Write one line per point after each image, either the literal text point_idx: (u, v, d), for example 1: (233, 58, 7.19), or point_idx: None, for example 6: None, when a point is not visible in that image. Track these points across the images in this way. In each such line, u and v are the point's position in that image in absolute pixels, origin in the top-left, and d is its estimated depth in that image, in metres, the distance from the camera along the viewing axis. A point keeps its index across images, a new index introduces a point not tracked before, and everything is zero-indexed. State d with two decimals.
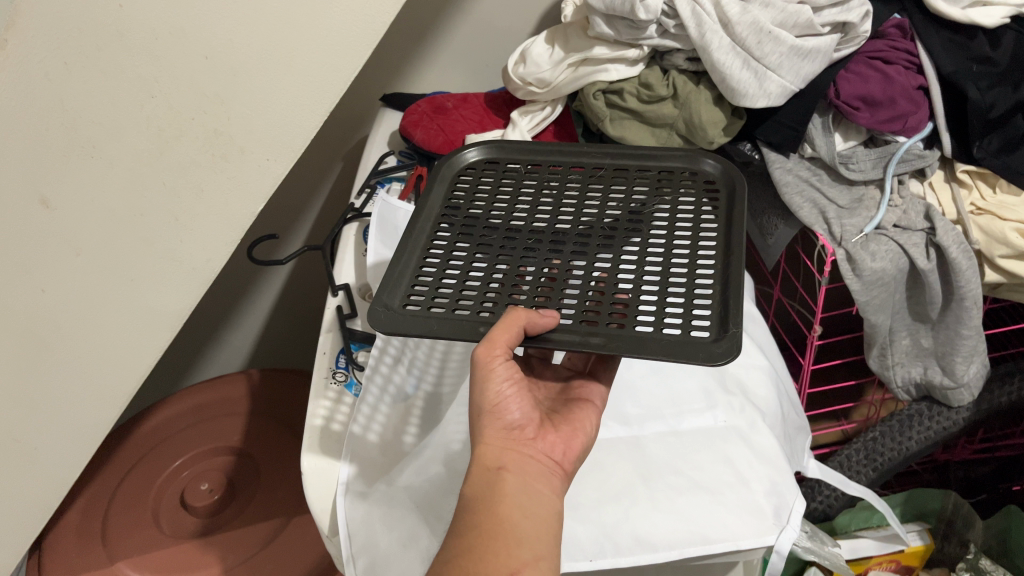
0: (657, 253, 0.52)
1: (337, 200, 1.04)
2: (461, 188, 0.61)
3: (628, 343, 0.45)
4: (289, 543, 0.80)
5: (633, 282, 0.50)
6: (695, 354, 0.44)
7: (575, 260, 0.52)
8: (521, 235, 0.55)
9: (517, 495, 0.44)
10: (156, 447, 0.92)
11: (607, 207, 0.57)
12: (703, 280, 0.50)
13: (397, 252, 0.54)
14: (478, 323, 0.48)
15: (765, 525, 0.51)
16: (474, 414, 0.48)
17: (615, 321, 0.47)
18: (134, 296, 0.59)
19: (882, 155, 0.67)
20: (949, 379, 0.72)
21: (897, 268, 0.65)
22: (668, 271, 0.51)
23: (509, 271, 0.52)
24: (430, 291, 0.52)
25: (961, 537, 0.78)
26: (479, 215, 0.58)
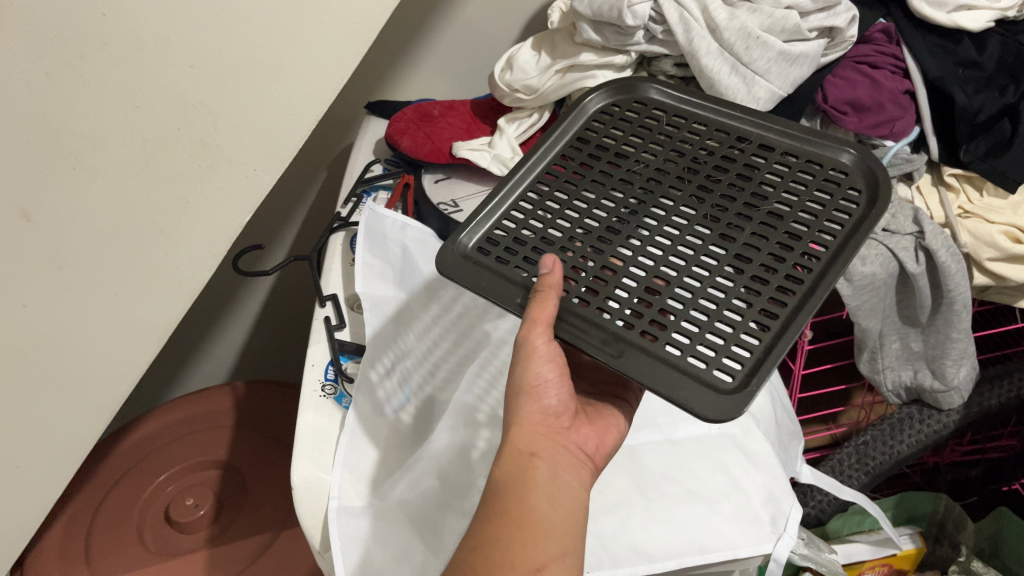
0: (741, 257, 0.48)
1: (321, 209, 1.03)
2: (584, 136, 0.60)
3: (641, 365, 0.44)
4: (279, 557, 0.79)
5: (701, 283, 0.47)
6: (695, 401, 0.42)
7: (660, 236, 0.50)
8: (617, 199, 0.53)
9: (547, 483, 0.42)
10: (142, 460, 0.91)
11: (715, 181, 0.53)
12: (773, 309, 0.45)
13: (484, 201, 0.55)
14: (519, 293, 0.49)
15: (763, 533, 0.51)
16: (512, 392, 0.47)
17: (653, 331, 0.46)
18: (117, 309, 0.57)
19: (869, 159, 0.67)
20: (938, 382, 0.72)
21: (886, 272, 0.65)
22: (736, 292, 0.46)
23: (586, 236, 0.51)
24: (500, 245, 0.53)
25: (952, 541, 0.80)
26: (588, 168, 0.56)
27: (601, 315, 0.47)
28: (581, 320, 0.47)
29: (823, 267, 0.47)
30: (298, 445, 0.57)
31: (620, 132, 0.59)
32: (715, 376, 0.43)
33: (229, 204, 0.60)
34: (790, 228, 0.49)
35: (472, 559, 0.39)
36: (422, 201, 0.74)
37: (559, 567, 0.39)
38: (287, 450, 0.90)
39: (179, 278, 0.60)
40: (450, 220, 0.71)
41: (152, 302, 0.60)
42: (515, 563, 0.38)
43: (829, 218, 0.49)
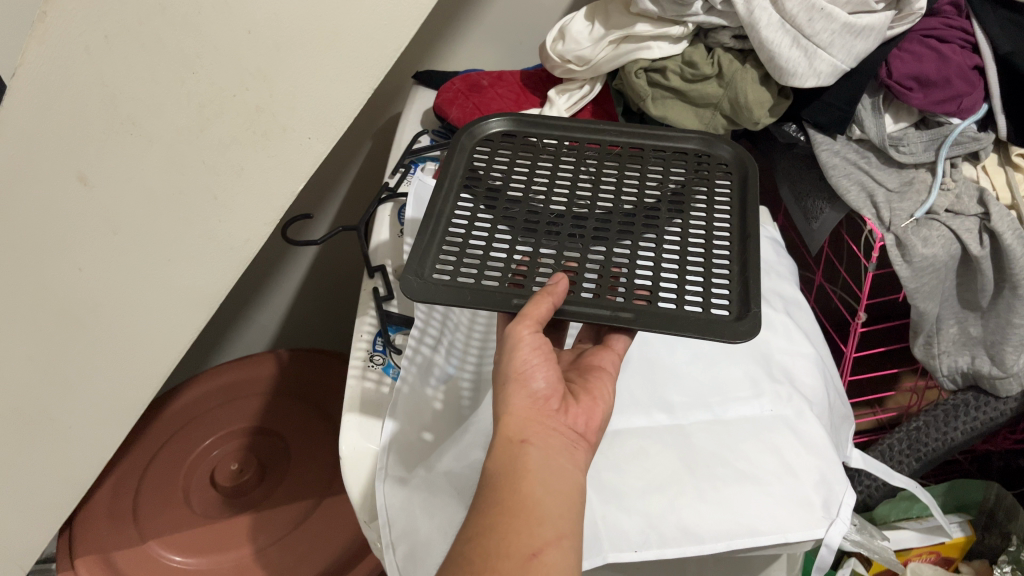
0: (674, 234, 0.54)
1: (365, 181, 1.03)
2: (477, 160, 0.61)
3: (654, 319, 0.48)
4: (321, 524, 0.80)
5: (653, 261, 0.52)
6: (719, 331, 0.47)
7: (598, 234, 0.54)
8: (543, 201, 0.56)
9: (540, 469, 0.43)
10: (189, 424, 0.93)
11: (624, 181, 0.58)
12: (720, 261, 0.53)
13: (423, 226, 0.54)
14: (510, 296, 0.49)
15: (815, 517, 0.50)
16: (500, 382, 0.47)
17: (640, 297, 0.50)
18: (169, 275, 0.58)
19: (934, 137, 0.66)
20: (997, 368, 0.69)
21: (948, 254, 0.64)
22: (685, 251, 0.53)
23: (538, 234, 0.54)
24: (456, 263, 0.52)
25: (1001, 529, 0.77)
26: (503, 180, 0.58)
27: (585, 297, 0.50)
28: (574, 303, 0.49)
29: (739, 223, 0.55)
30: (347, 414, 0.57)
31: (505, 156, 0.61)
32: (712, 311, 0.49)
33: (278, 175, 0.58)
34: (690, 206, 0.56)
35: (469, 543, 0.40)
36: None
37: (556, 552, 0.40)
38: (329, 421, 0.91)
39: None
40: None
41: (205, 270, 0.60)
42: (506, 552, 0.39)
43: (714, 191, 0.58)
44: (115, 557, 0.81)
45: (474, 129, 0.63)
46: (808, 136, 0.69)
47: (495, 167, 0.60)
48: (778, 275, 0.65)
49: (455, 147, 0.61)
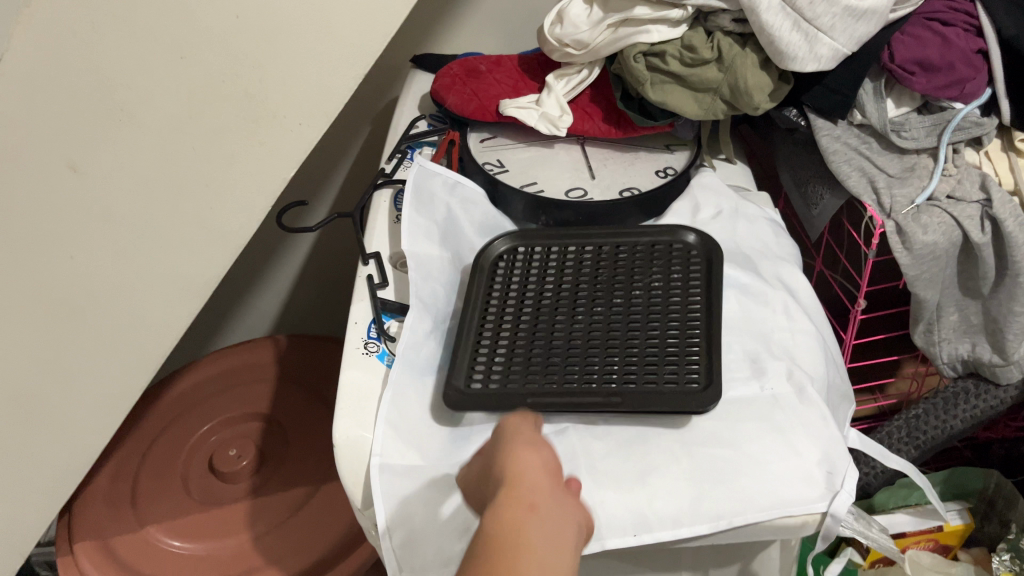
0: (654, 318, 0.58)
1: (364, 166, 1.02)
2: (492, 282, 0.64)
3: (638, 400, 0.52)
4: (320, 511, 0.81)
5: (635, 344, 0.56)
6: (690, 402, 0.51)
7: (589, 334, 0.58)
8: (539, 313, 0.60)
9: (540, 539, 0.37)
10: (188, 409, 0.93)
11: (610, 279, 0.62)
12: (693, 338, 0.56)
13: (453, 349, 0.57)
14: (523, 396, 0.53)
15: (817, 491, 0.49)
16: (488, 499, 0.40)
17: (625, 376, 0.54)
18: (161, 261, 0.58)
19: (936, 122, 0.65)
20: (997, 356, 0.68)
21: (949, 241, 0.63)
22: (663, 333, 0.57)
23: (541, 348, 0.57)
24: (485, 373, 0.56)
25: (1001, 517, 0.76)
26: (506, 303, 0.62)
27: (584, 386, 0.54)
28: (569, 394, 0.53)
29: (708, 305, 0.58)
30: (339, 401, 0.56)
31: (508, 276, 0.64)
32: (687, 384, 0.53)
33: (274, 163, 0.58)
34: (670, 293, 0.60)
35: None
36: (468, 159, 0.72)
37: None
38: (328, 408, 0.92)
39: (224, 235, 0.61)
40: (495, 179, 0.70)
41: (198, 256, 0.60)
42: None
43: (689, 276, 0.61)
44: (113, 542, 0.80)
45: (485, 252, 0.65)
46: (808, 121, 0.68)
47: (501, 291, 0.63)
48: (778, 258, 0.64)
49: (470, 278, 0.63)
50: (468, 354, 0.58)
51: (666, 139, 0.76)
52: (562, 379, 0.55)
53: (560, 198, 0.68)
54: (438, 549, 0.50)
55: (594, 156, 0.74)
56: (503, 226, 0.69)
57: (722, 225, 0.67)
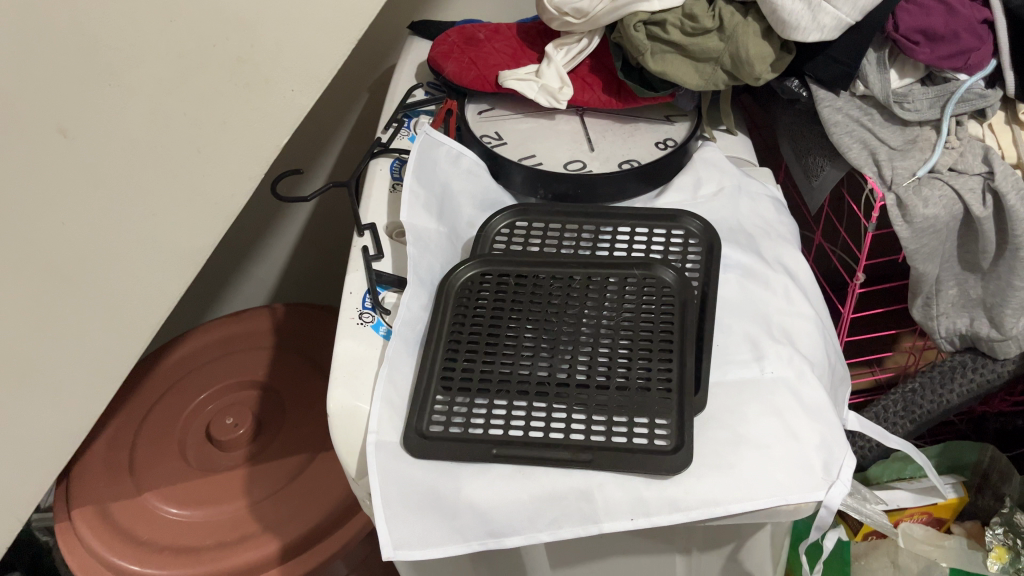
0: (625, 355, 0.55)
1: (361, 134, 1.02)
2: (463, 296, 0.60)
3: (606, 460, 0.50)
4: (315, 480, 0.81)
5: (605, 386, 0.54)
6: (658, 468, 0.50)
7: (560, 371, 0.55)
8: (509, 340, 0.57)
9: None
10: (185, 378, 0.93)
11: (583, 303, 0.59)
12: (663, 380, 0.54)
13: (417, 385, 0.55)
14: (489, 446, 0.51)
15: (815, 480, 0.50)
16: None
17: (593, 431, 0.52)
18: (155, 228, 0.57)
19: (939, 94, 0.64)
20: (995, 331, 0.68)
21: (951, 215, 0.63)
22: (634, 374, 0.54)
23: (508, 385, 0.55)
24: (450, 414, 0.53)
25: (996, 492, 0.76)
26: (476, 323, 0.58)
27: (550, 435, 0.52)
28: (533, 447, 0.51)
29: (681, 342, 0.56)
30: (334, 371, 0.56)
31: (481, 289, 0.60)
32: (654, 442, 0.51)
33: (265, 126, 0.60)
34: (644, 323, 0.57)
35: None
36: (466, 129, 0.72)
37: None
38: (325, 376, 0.92)
39: (219, 204, 0.60)
40: (494, 152, 0.69)
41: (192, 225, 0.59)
42: None
43: (664, 301, 0.58)
44: (111, 508, 0.81)
45: (458, 268, 0.61)
46: (810, 92, 0.67)
47: (473, 305, 0.59)
48: (779, 237, 0.64)
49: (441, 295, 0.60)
50: (434, 386, 0.55)
51: (666, 110, 0.75)
52: (529, 424, 0.52)
53: (560, 171, 0.68)
54: (438, 530, 0.50)
55: (593, 126, 0.74)
56: (502, 200, 0.69)
57: (723, 201, 0.65)
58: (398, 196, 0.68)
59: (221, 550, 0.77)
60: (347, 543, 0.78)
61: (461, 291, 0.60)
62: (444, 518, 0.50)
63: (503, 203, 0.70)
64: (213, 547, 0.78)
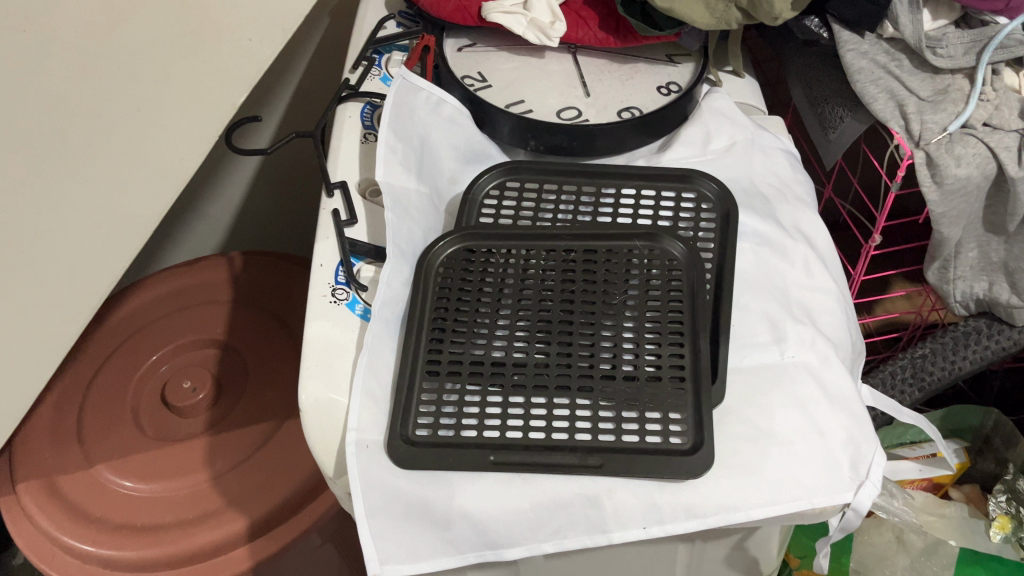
0: (632, 340, 0.50)
1: (321, 64, 0.96)
2: (447, 275, 0.53)
3: (618, 463, 0.45)
4: (283, 449, 0.75)
5: (612, 377, 0.48)
6: (674, 471, 0.45)
7: (561, 360, 0.49)
8: (502, 325, 0.51)
9: None
10: (136, 336, 0.85)
11: (582, 280, 0.52)
12: (676, 368, 0.48)
13: (399, 382, 0.49)
14: (486, 452, 0.46)
15: (842, 481, 0.46)
16: None
17: (602, 431, 0.47)
18: (92, 196, 0.49)
19: (976, 39, 0.57)
20: (1016, 296, 0.64)
21: (982, 175, 0.57)
22: (642, 361, 0.49)
23: (503, 378, 0.49)
24: (439, 414, 0.48)
25: (997, 456, 0.75)
26: (464, 306, 0.52)
27: (553, 437, 0.46)
28: (534, 451, 0.46)
29: (693, 326, 0.50)
30: (305, 360, 0.50)
31: (467, 266, 0.54)
32: (669, 440, 0.46)
33: (206, 76, 0.53)
34: (651, 302, 0.51)
35: None
36: (445, 70, 0.64)
37: None
38: (291, 335, 0.85)
39: (163, 164, 0.52)
40: (478, 96, 0.62)
41: (136, 189, 0.51)
42: None
43: (672, 277, 0.52)
44: (60, 483, 0.74)
45: (440, 243, 0.54)
46: (832, 33, 0.60)
47: (458, 285, 0.53)
48: (795, 200, 0.58)
49: (421, 276, 0.53)
50: (420, 382, 0.49)
51: (667, 49, 0.67)
52: (528, 424, 0.47)
53: (553, 121, 0.60)
54: (428, 542, 0.46)
55: (588, 66, 0.66)
56: (489, 153, 0.62)
57: (736, 158, 0.59)
58: (371, 148, 0.60)
59: (182, 530, 0.72)
60: (323, 515, 0.73)
61: (445, 269, 0.54)
62: (436, 528, 0.46)
63: (489, 155, 0.62)
64: (174, 526, 0.72)
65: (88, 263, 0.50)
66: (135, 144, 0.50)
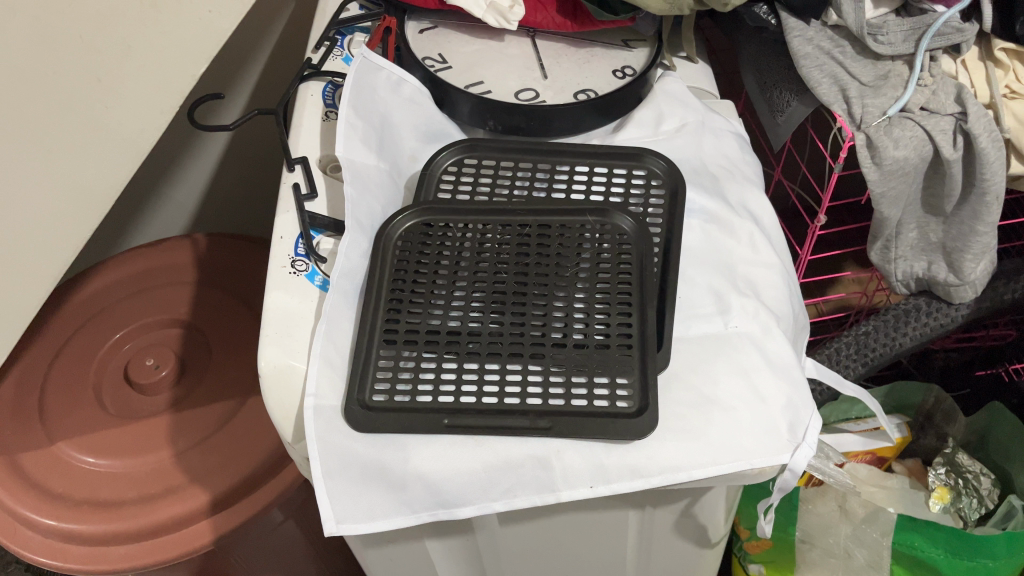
0: (582, 310, 0.52)
1: (288, 47, 0.98)
2: (405, 250, 0.55)
3: (567, 426, 0.47)
4: (246, 425, 0.76)
5: (562, 346, 0.50)
6: (620, 432, 0.47)
7: (514, 330, 0.51)
8: (460, 297, 0.53)
9: None
10: (99, 315, 0.85)
11: (536, 254, 0.54)
12: (623, 336, 0.50)
13: (357, 349, 0.50)
14: (440, 416, 0.48)
15: (780, 443, 0.48)
16: None
17: (553, 396, 0.48)
18: (59, 167, 0.50)
19: (916, 27, 0.60)
20: (953, 275, 0.68)
21: (919, 157, 0.60)
22: (592, 330, 0.51)
23: (458, 346, 0.50)
24: (395, 380, 0.49)
25: (938, 430, 0.79)
26: (422, 278, 0.54)
27: (505, 401, 0.48)
28: (487, 415, 0.48)
29: (641, 297, 0.52)
30: (265, 328, 0.51)
31: (425, 241, 0.55)
32: (615, 404, 0.48)
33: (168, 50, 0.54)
34: (602, 275, 0.53)
35: None
36: (405, 51, 0.65)
37: None
38: (255, 316, 0.86)
39: (124, 133, 0.53)
40: (437, 76, 0.63)
41: (98, 160, 0.52)
42: None
43: (622, 252, 0.54)
44: (22, 460, 0.74)
45: (399, 218, 0.55)
46: (779, 20, 0.62)
47: (416, 259, 0.54)
48: (743, 178, 0.60)
49: (380, 249, 0.54)
50: (377, 349, 0.51)
51: (623, 34, 0.69)
52: (482, 390, 0.49)
53: (511, 101, 0.62)
54: (383, 502, 0.48)
55: (546, 50, 0.67)
56: (448, 132, 0.63)
57: (685, 139, 0.61)
58: (332, 126, 0.61)
59: (146, 505, 0.73)
60: (286, 491, 0.75)
61: (403, 244, 0.55)
62: (392, 489, 0.47)
63: (448, 134, 0.64)
64: (136, 501, 0.73)
65: (56, 235, 0.51)
66: (97, 115, 0.51)
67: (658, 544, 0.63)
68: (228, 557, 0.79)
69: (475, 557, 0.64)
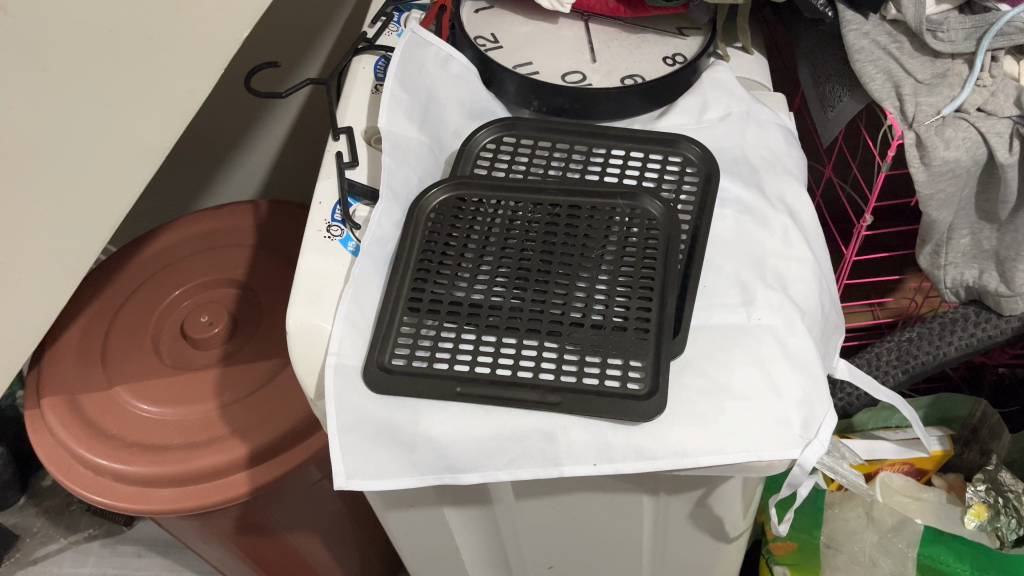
0: (603, 292, 0.52)
1: (357, 22, 1.00)
2: (436, 224, 0.56)
3: (576, 403, 0.48)
4: (290, 383, 0.79)
5: (579, 325, 0.51)
6: (627, 413, 0.47)
7: (535, 306, 0.52)
8: (486, 272, 0.54)
9: None
10: (161, 271, 0.90)
11: (563, 234, 0.55)
12: (641, 318, 0.51)
13: (381, 314, 0.52)
14: (453, 384, 0.49)
15: (791, 438, 0.47)
16: None
17: (566, 372, 0.49)
18: (110, 121, 0.53)
19: (977, 25, 0.58)
20: (1004, 286, 0.66)
21: (972, 160, 0.58)
22: (610, 311, 0.51)
23: (479, 319, 0.52)
24: (415, 348, 0.51)
25: (982, 447, 0.79)
26: (452, 251, 0.55)
27: (519, 374, 0.49)
28: (501, 386, 0.49)
29: (663, 283, 0.52)
30: (295, 288, 0.53)
31: (457, 215, 0.56)
32: (627, 385, 0.48)
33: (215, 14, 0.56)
34: (626, 259, 0.53)
35: None
36: (458, 30, 0.66)
37: None
38: None
39: (173, 92, 0.56)
40: (487, 56, 0.64)
41: (147, 117, 0.55)
42: None
43: (648, 238, 0.54)
44: (81, 401, 0.79)
45: (433, 193, 0.57)
46: (834, 13, 0.61)
47: (447, 233, 0.56)
48: (784, 171, 0.59)
49: (412, 221, 0.56)
50: (402, 316, 0.52)
51: (677, 21, 0.69)
52: (497, 362, 0.50)
53: (556, 83, 0.62)
54: (394, 462, 0.49)
55: (597, 34, 0.68)
56: (493, 111, 0.64)
57: (728, 129, 0.61)
58: (379, 98, 0.63)
59: (190, 452, 0.76)
60: (322, 449, 0.77)
61: (435, 217, 0.56)
62: (402, 450, 0.49)
63: (493, 112, 0.64)
64: (182, 447, 0.77)
65: (106, 187, 0.54)
66: (147, 73, 0.54)
67: (675, 534, 0.64)
68: (265, 509, 0.83)
69: (492, 529, 0.66)
